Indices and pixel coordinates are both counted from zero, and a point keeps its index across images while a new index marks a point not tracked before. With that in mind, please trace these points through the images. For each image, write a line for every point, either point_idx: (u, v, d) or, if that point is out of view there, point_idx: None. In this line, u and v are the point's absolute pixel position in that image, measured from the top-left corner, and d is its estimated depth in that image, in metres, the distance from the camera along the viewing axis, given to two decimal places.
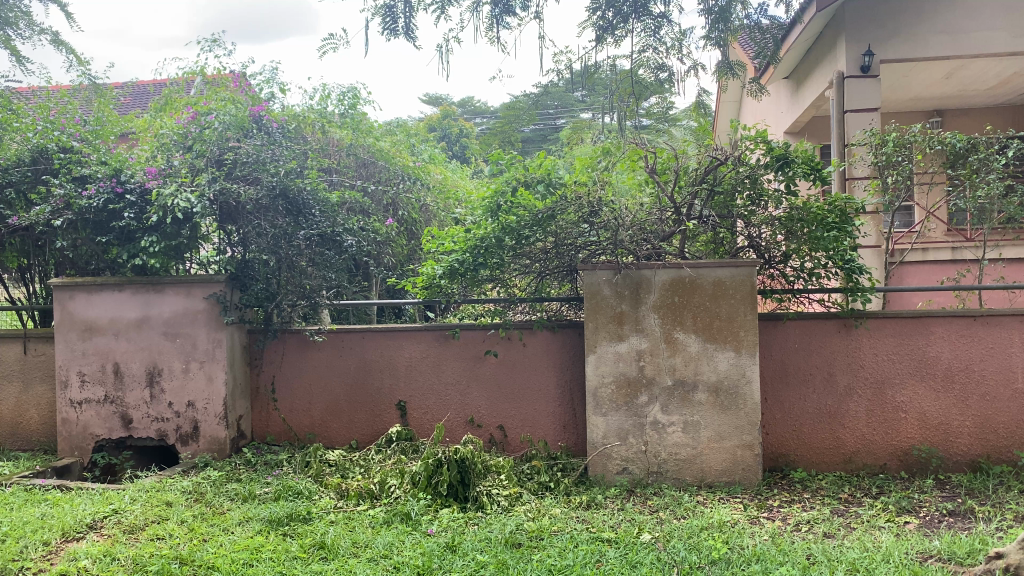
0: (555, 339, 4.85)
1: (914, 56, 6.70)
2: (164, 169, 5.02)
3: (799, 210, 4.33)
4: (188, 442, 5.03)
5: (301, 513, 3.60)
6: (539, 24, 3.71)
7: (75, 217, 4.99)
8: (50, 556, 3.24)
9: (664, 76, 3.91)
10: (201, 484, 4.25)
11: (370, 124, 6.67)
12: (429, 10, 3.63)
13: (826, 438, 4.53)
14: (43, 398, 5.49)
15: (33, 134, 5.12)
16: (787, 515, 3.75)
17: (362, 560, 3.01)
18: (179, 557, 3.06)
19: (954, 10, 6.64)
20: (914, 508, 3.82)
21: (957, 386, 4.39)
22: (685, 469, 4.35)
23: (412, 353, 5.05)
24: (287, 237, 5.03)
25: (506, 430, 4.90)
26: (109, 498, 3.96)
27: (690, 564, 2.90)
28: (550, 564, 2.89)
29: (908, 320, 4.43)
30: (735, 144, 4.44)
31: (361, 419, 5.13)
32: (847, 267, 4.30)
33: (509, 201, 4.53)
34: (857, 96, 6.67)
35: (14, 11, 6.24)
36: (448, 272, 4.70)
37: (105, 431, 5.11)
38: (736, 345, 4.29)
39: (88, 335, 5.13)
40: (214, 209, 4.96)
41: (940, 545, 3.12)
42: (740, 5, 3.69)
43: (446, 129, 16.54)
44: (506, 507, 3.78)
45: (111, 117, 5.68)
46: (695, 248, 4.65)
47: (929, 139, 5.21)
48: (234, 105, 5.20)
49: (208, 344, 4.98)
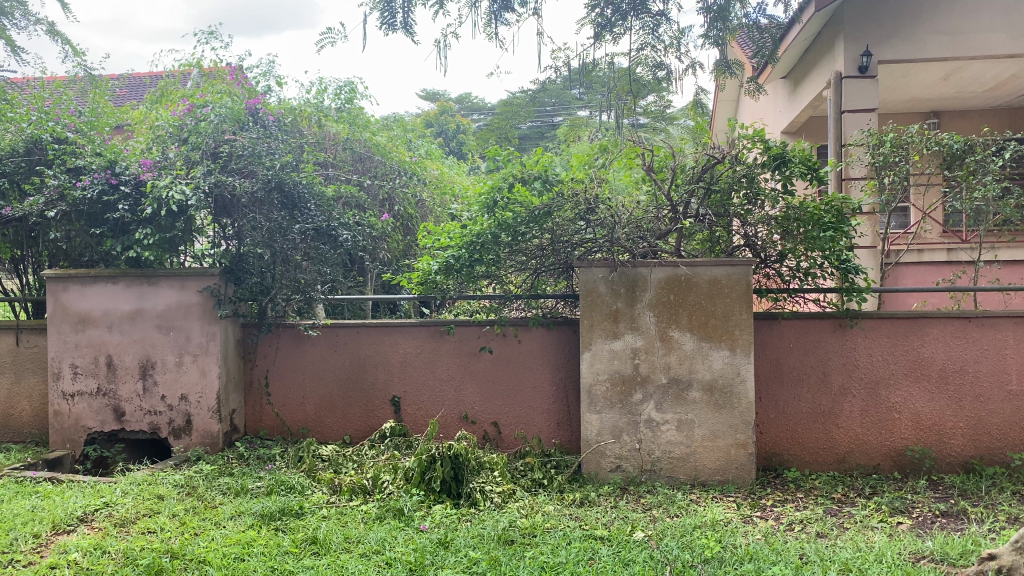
0: (551, 337, 4.83)
1: (912, 57, 6.70)
2: (159, 162, 5.02)
3: (796, 210, 4.31)
4: (180, 435, 5.00)
5: (294, 508, 3.59)
6: (538, 20, 3.66)
7: (69, 208, 4.94)
8: (40, 549, 3.22)
9: (662, 74, 3.86)
10: (193, 478, 4.24)
11: (368, 117, 6.49)
12: (428, 4, 3.57)
13: (820, 438, 4.54)
14: (35, 390, 5.47)
15: (27, 125, 5.09)
16: (780, 515, 3.75)
17: (354, 556, 3.00)
18: (170, 551, 3.04)
19: (952, 10, 6.64)
20: (907, 509, 3.82)
21: (952, 386, 4.39)
22: (679, 468, 4.35)
23: (406, 348, 5.03)
24: (281, 231, 5.01)
25: (501, 426, 4.89)
26: (101, 491, 3.95)
27: (683, 563, 2.90)
28: (543, 562, 2.88)
29: (903, 321, 4.43)
30: (732, 142, 4.41)
31: (356, 413, 5.11)
32: (843, 267, 4.32)
33: (506, 197, 4.51)
34: (854, 96, 6.66)
35: (9, 1, 6.42)
36: (444, 268, 4.71)
37: (97, 423, 5.08)
38: (731, 344, 4.28)
39: (82, 327, 5.10)
40: (209, 202, 4.91)
41: (933, 546, 3.12)
42: (739, 4, 3.68)
43: (444, 125, 16.54)
44: (499, 504, 3.78)
45: (107, 108, 5.59)
46: (691, 246, 4.63)
47: (926, 140, 5.21)
48: (231, 97, 5.23)
49: (202, 337, 4.96)
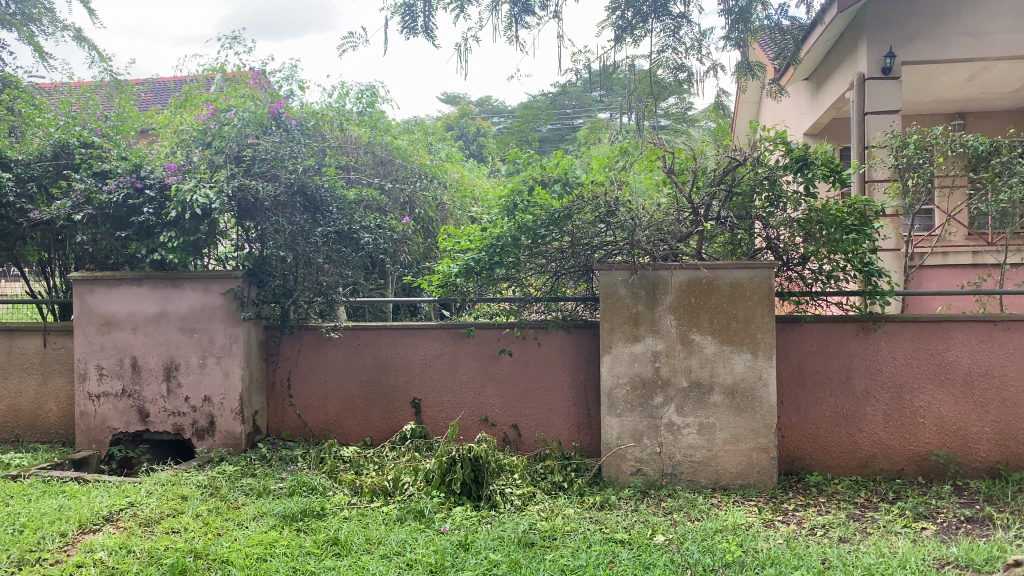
0: (570, 339, 4.84)
1: (937, 58, 6.63)
2: (184, 165, 5.07)
3: (818, 212, 4.29)
4: (204, 436, 5.05)
5: (315, 509, 3.61)
6: (558, 24, 3.68)
7: (95, 212, 5.00)
8: (67, 548, 3.27)
9: (684, 76, 3.84)
10: (216, 479, 4.28)
11: (389, 121, 6.58)
12: (449, 9, 3.60)
13: (842, 443, 4.50)
14: (61, 391, 5.54)
15: (55, 130, 5.20)
16: (801, 519, 3.72)
17: (375, 557, 3.02)
18: (193, 551, 3.08)
19: (977, 10, 6.57)
20: (932, 514, 3.78)
21: (976, 391, 4.34)
22: (700, 471, 4.33)
23: (427, 351, 5.05)
24: (304, 234, 5.04)
25: (521, 430, 4.89)
26: (126, 491, 4.00)
27: (704, 566, 2.90)
28: (563, 564, 2.89)
29: (928, 324, 4.39)
30: (754, 144, 4.39)
31: (377, 415, 5.14)
32: (866, 270, 4.27)
33: (527, 200, 4.55)
34: (877, 97, 6.61)
35: (37, 8, 7.11)
36: (464, 271, 4.74)
37: (122, 424, 5.15)
38: (753, 347, 4.26)
39: (107, 328, 5.17)
40: (232, 206, 4.96)
41: (957, 551, 3.09)
42: (760, 5, 3.67)
43: (464, 128, 16.66)
44: (519, 506, 3.79)
45: (133, 113, 5.70)
46: (713, 249, 4.61)
47: (951, 141, 5.14)
48: (254, 102, 5.31)
49: (225, 339, 5.01)
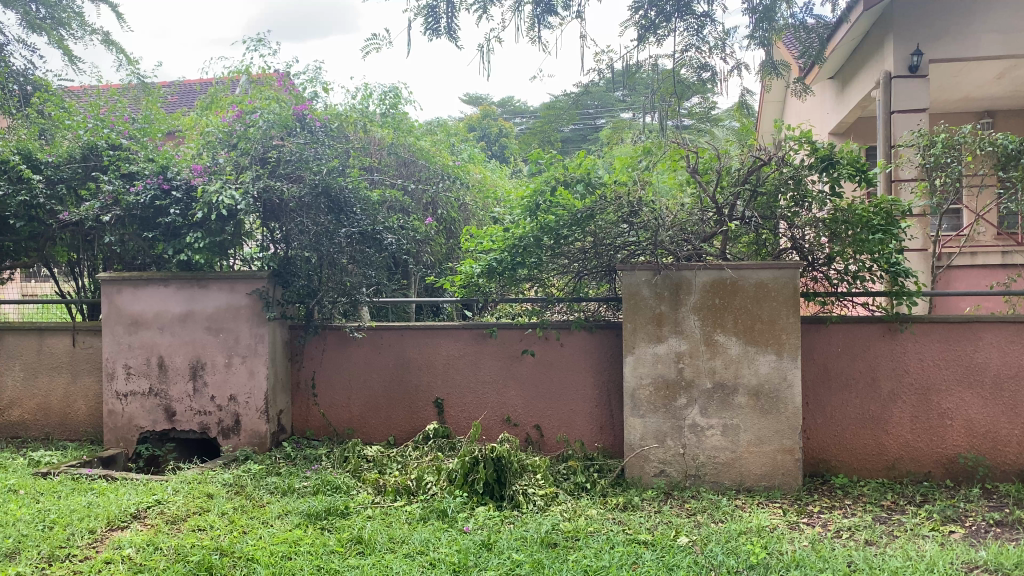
0: (593, 340, 4.83)
1: (965, 56, 6.55)
2: (210, 167, 5.11)
3: (844, 211, 4.27)
4: (229, 435, 5.10)
5: (339, 508, 3.63)
6: (582, 24, 3.66)
7: (123, 213, 5.08)
8: (96, 544, 3.31)
9: (707, 75, 3.82)
10: (242, 477, 4.32)
11: (412, 123, 6.65)
12: (472, 9, 3.61)
13: (868, 444, 4.46)
14: (90, 390, 5.62)
15: (84, 132, 5.26)
16: (827, 521, 3.69)
17: (398, 556, 3.03)
18: (219, 548, 3.11)
19: (1005, 7, 6.50)
20: (960, 517, 3.73)
21: (1006, 393, 4.28)
22: (724, 473, 4.30)
23: (450, 351, 5.06)
24: (329, 234, 5.11)
25: (543, 430, 4.89)
26: (153, 488, 4.05)
27: (728, 568, 2.88)
28: (586, 565, 2.88)
29: (956, 325, 4.33)
30: (778, 143, 4.36)
31: (400, 414, 5.17)
32: (892, 270, 4.23)
33: (549, 200, 4.57)
34: (905, 96, 6.51)
35: (67, 12, 7.21)
36: (486, 270, 4.76)
37: (149, 423, 5.21)
38: (778, 348, 4.23)
39: (134, 328, 5.23)
40: (257, 207, 5.00)
41: (987, 556, 3.04)
42: (785, 4, 3.64)
43: (486, 129, 16.72)
44: (542, 507, 3.79)
45: (159, 115, 5.76)
46: (737, 249, 4.57)
47: (980, 140, 5.08)
48: (279, 104, 5.38)
49: (250, 339, 5.05)
